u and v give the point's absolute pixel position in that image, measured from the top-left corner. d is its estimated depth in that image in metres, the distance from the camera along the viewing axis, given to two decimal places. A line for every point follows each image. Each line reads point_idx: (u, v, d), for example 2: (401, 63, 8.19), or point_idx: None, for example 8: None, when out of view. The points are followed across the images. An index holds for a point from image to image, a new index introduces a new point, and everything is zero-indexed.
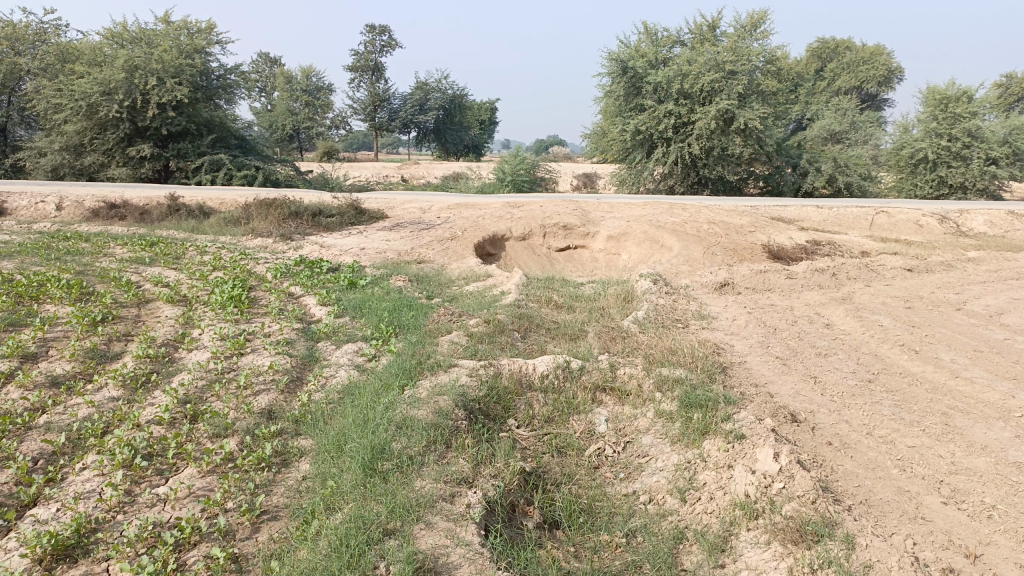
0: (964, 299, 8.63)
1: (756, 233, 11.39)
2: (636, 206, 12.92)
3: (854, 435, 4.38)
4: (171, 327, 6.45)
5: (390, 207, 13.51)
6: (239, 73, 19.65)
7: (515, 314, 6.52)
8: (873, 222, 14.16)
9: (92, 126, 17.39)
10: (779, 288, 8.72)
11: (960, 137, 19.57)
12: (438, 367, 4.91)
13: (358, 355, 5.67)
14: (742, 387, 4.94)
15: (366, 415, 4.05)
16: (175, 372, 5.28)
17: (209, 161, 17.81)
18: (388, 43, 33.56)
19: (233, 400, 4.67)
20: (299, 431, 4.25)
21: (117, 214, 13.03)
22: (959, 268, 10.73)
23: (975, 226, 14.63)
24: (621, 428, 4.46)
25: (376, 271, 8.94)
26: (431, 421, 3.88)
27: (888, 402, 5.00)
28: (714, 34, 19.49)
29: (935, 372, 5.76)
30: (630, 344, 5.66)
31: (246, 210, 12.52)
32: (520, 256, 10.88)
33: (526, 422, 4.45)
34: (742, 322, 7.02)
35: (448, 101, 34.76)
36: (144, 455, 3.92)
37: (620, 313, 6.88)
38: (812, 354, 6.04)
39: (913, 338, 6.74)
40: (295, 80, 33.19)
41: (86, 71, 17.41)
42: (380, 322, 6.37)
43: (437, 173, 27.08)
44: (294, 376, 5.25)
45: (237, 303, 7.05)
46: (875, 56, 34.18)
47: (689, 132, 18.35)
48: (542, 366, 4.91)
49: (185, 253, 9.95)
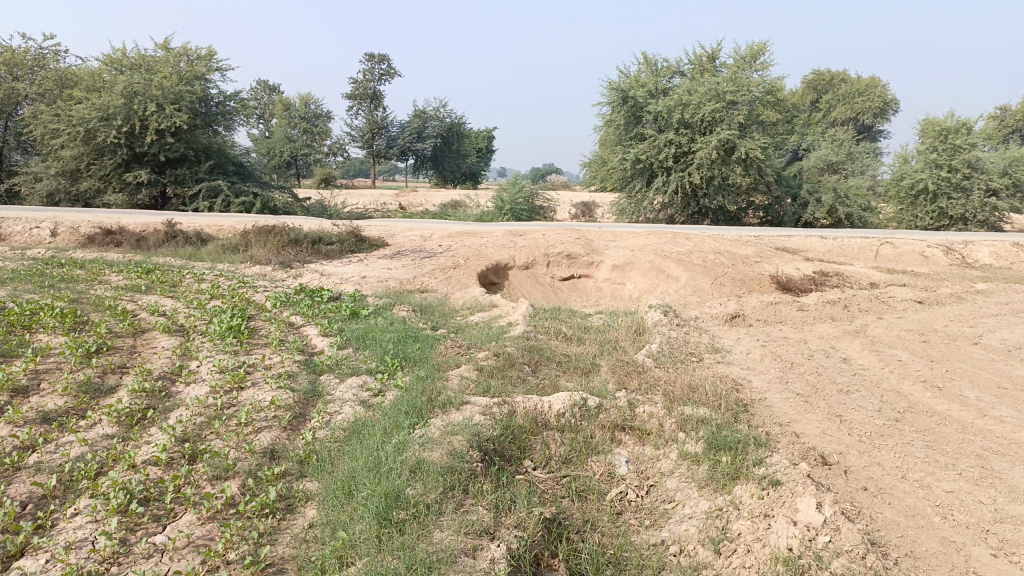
0: (980, 333, 8.45)
1: (763, 264, 11.23)
2: (640, 235, 12.76)
3: (889, 479, 4.16)
4: (168, 359, 6.22)
5: (391, 235, 13.33)
6: (238, 100, 19.58)
7: (524, 347, 6.31)
8: (878, 253, 14.02)
9: (90, 151, 17.25)
10: (791, 321, 8.54)
11: (960, 168, 19.54)
12: (450, 405, 4.68)
13: (363, 389, 5.44)
14: (768, 426, 4.73)
15: (377, 457, 3.82)
16: (173, 408, 5.05)
17: (207, 187, 17.69)
18: (387, 71, 33.67)
19: (234, 436, 4.44)
20: (305, 472, 4.02)
21: (113, 240, 12.83)
22: (970, 300, 10.58)
23: (980, 257, 14.50)
24: (643, 470, 4.24)
25: (378, 300, 8.74)
26: (447, 464, 3.66)
27: (919, 443, 4.78)
28: (714, 65, 19.54)
29: (961, 410, 5.55)
30: (648, 379, 5.45)
31: (245, 237, 12.34)
32: (524, 286, 10.68)
33: (543, 463, 4.23)
34: (757, 356, 6.82)
35: (446, 129, 34.84)
36: (140, 499, 3.68)
37: (633, 346, 6.67)
38: (834, 391, 5.83)
39: (934, 374, 6.55)
40: (293, 106, 33.21)
41: (85, 97, 17.30)
42: (385, 355, 6.16)
43: (435, 200, 27.02)
44: (297, 413, 5.02)
45: (237, 334, 6.83)
46: (870, 88, 34.34)
47: (689, 162, 18.26)
48: (558, 404, 4.69)
49: (182, 280, 9.74)
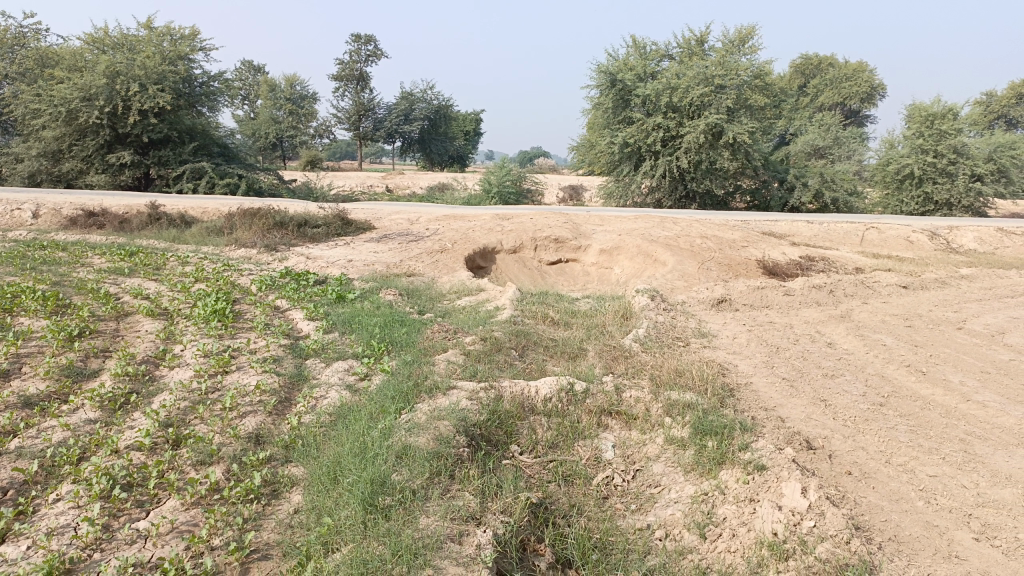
0: (964, 318, 8.51)
1: (749, 248, 11.26)
2: (627, 219, 12.74)
3: (874, 463, 4.19)
4: (151, 343, 6.17)
5: (377, 218, 13.25)
6: (223, 80, 19.36)
7: (511, 331, 6.29)
8: (863, 238, 14.09)
9: (71, 132, 17.03)
10: (777, 305, 8.57)
11: (946, 153, 19.62)
12: (436, 390, 4.65)
13: (349, 374, 5.41)
14: (753, 411, 4.74)
15: (362, 442, 3.79)
16: (156, 393, 5.01)
17: (191, 169, 17.51)
18: (374, 52, 33.37)
19: (218, 422, 4.41)
20: (290, 457, 4.00)
21: (95, 222, 12.67)
22: (954, 285, 10.65)
23: (965, 242, 14.59)
24: (629, 454, 4.25)
25: (365, 284, 8.70)
26: (432, 448, 3.64)
27: (903, 427, 4.81)
28: (702, 48, 19.48)
29: (945, 395, 5.59)
30: (635, 364, 5.46)
31: (230, 220, 12.23)
32: (511, 270, 10.66)
33: (530, 448, 4.23)
34: (743, 341, 6.83)
35: (433, 111, 34.64)
36: (123, 485, 3.65)
37: (620, 331, 6.66)
38: (819, 375, 5.85)
39: (918, 359, 6.59)
40: (279, 88, 32.86)
41: (66, 76, 17.05)
42: (371, 339, 6.12)
43: (422, 183, 26.89)
44: (282, 397, 4.98)
45: (221, 317, 6.78)
46: (857, 73, 34.38)
47: (677, 146, 18.23)
48: (545, 389, 4.68)
49: (166, 263, 9.65)
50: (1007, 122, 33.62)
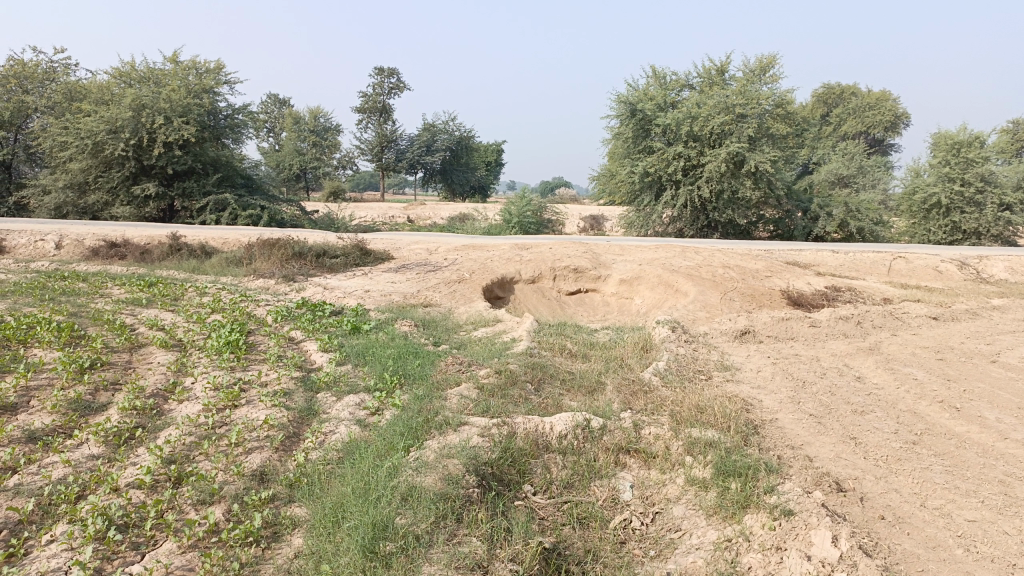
0: (997, 351, 8.21)
1: (773, 279, 11.02)
2: (648, 249, 12.56)
3: (907, 507, 3.96)
4: (162, 375, 6.08)
5: (396, 248, 13.19)
6: (247, 113, 19.56)
7: (527, 363, 6.13)
8: (890, 268, 13.79)
9: (97, 164, 17.25)
10: (803, 337, 8.33)
11: (973, 182, 19.30)
12: (447, 426, 4.48)
13: (360, 408, 5.27)
14: (779, 449, 4.53)
15: (367, 482, 3.64)
16: (163, 427, 4.90)
17: (214, 201, 17.65)
18: (397, 85, 33.70)
19: (223, 457, 4.28)
20: (294, 496, 3.86)
21: (117, 252, 12.74)
22: (985, 316, 10.34)
23: (995, 272, 14.25)
24: (648, 495, 4.05)
25: (381, 314, 8.59)
26: (439, 490, 3.49)
27: (938, 468, 4.57)
28: (723, 78, 19.42)
29: (981, 432, 5.33)
30: (654, 399, 5.26)
31: (249, 250, 12.22)
32: (530, 300, 10.52)
33: (544, 488, 4.05)
34: (768, 374, 6.61)
35: (455, 142, 34.83)
36: (119, 526, 3.53)
37: (640, 364, 6.47)
38: (848, 412, 5.61)
39: (952, 394, 6.33)
40: (303, 120, 33.23)
41: (93, 110, 17.31)
42: (384, 371, 5.98)
43: (443, 214, 26.94)
44: (290, 432, 4.85)
45: (234, 349, 6.68)
46: (881, 102, 34.17)
47: (699, 175, 18.08)
48: (560, 425, 4.50)
49: (183, 294, 9.63)
50: None
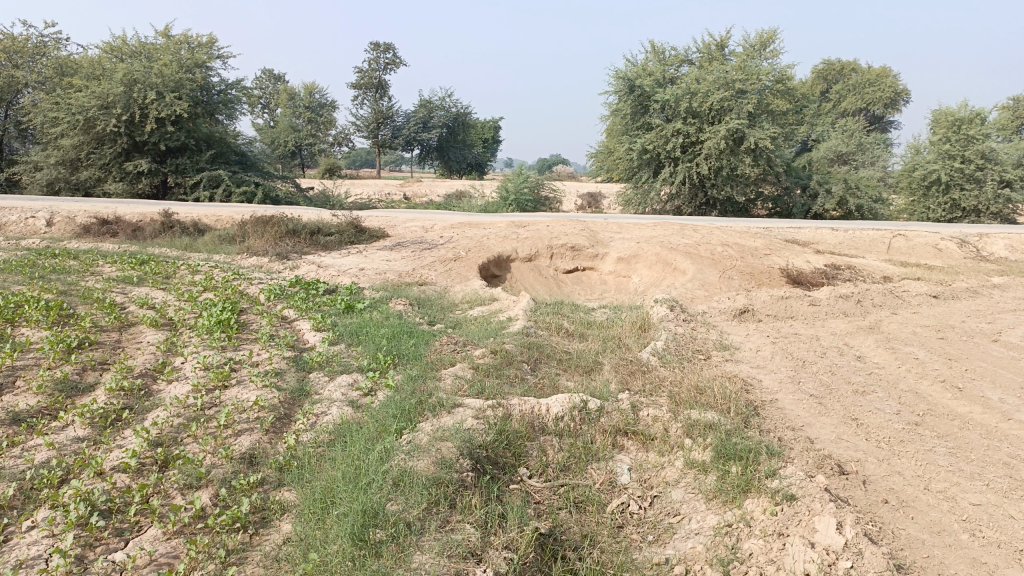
0: (999, 329, 8.12)
1: (772, 256, 10.91)
2: (646, 226, 12.42)
3: (911, 490, 3.88)
4: (152, 355, 5.97)
5: (391, 225, 13.03)
6: (241, 88, 19.28)
7: (523, 343, 6.02)
8: (890, 246, 13.67)
9: (90, 140, 17.04)
10: (802, 316, 8.23)
11: (974, 159, 19.14)
12: (441, 408, 4.36)
13: (353, 389, 5.17)
14: (779, 431, 4.44)
15: (357, 467, 3.55)
16: (151, 409, 4.80)
17: (208, 177, 17.44)
18: (393, 60, 33.34)
19: (211, 440, 4.19)
20: (283, 480, 3.77)
21: (109, 230, 12.59)
22: (986, 295, 10.24)
23: (996, 250, 14.14)
24: (647, 479, 3.96)
25: (375, 293, 8.47)
26: (431, 474, 3.39)
27: (941, 450, 4.48)
28: (723, 53, 19.15)
29: (984, 413, 5.24)
30: (652, 380, 5.16)
31: (242, 228, 12.07)
32: (527, 279, 10.40)
33: (540, 471, 3.97)
34: (767, 354, 6.52)
35: (451, 118, 34.54)
36: (102, 511, 3.46)
37: (638, 343, 6.35)
38: (850, 392, 5.52)
39: (954, 374, 6.23)
40: (298, 96, 32.88)
41: (84, 85, 17.06)
42: (377, 351, 5.87)
43: (440, 191, 26.78)
44: (281, 414, 4.74)
45: (225, 328, 6.56)
46: (881, 78, 33.90)
47: (697, 152, 17.89)
48: (557, 407, 4.39)
49: (176, 272, 9.49)
50: None
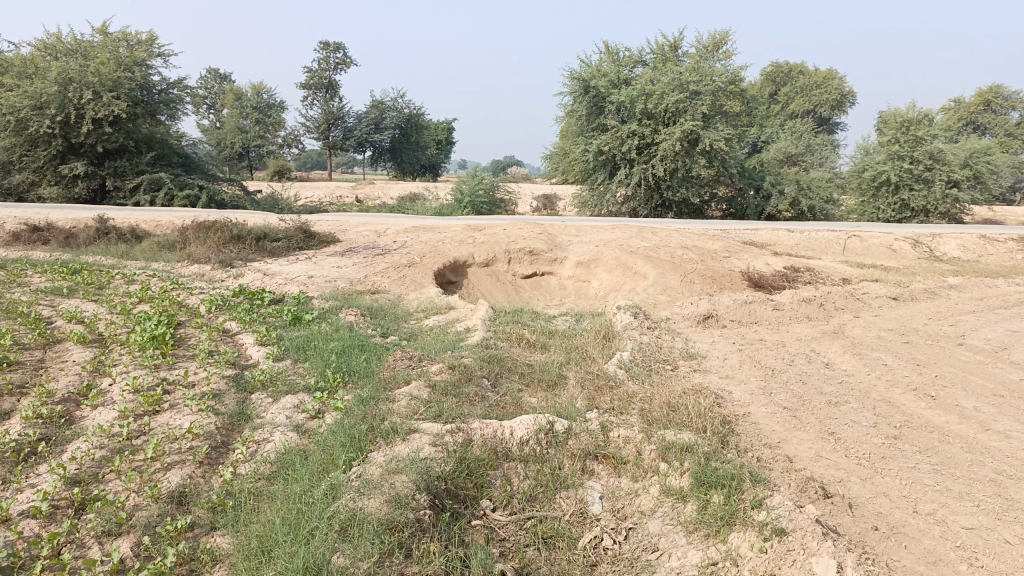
0: (963, 332, 8.03)
1: (732, 259, 10.75)
2: (604, 229, 12.16)
3: (900, 514, 3.64)
4: (77, 376, 5.47)
5: (342, 230, 12.56)
6: (183, 87, 18.49)
7: (482, 356, 5.66)
8: (846, 247, 13.65)
9: (23, 142, 16.19)
10: (767, 321, 8.03)
11: (922, 160, 19.35)
12: (395, 434, 3.97)
13: (299, 411, 4.75)
14: (757, 450, 4.18)
15: (300, 508, 3.18)
16: (71, 440, 4.34)
17: (149, 180, 16.68)
18: (343, 60, 32.69)
19: (135, 476, 3.77)
20: (217, 522, 3.39)
21: (40, 237, 11.87)
22: (944, 296, 10.23)
23: (948, 250, 14.25)
24: (620, 508, 3.65)
25: (325, 302, 8.03)
26: (384, 517, 3.05)
27: (925, 466, 4.27)
28: (676, 55, 19.06)
29: (961, 424, 5.07)
30: (621, 395, 4.86)
31: (183, 233, 11.48)
32: (484, 285, 10.06)
33: (504, 503, 3.65)
34: (735, 362, 6.27)
35: (404, 120, 33.99)
36: (4, 568, 3.04)
37: (602, 355, 6.05)
38: (823, 404, 5.29)
39: (925, 381, 6.07)
40: (245, 96, 31.99)
41: (16, 84, 16.20)
42: (326, 368, 5.46)
43: (393, 193, 26.30)
44: (218, 442, 4.32)
45: (159, 344, 6.08)
46: (828, 80, 34.35)
47: (653, 153, 17.74)
48: (521, 430, 4.04)
49: (110, 282, 8.91)
50: (976, 129, 33.83)
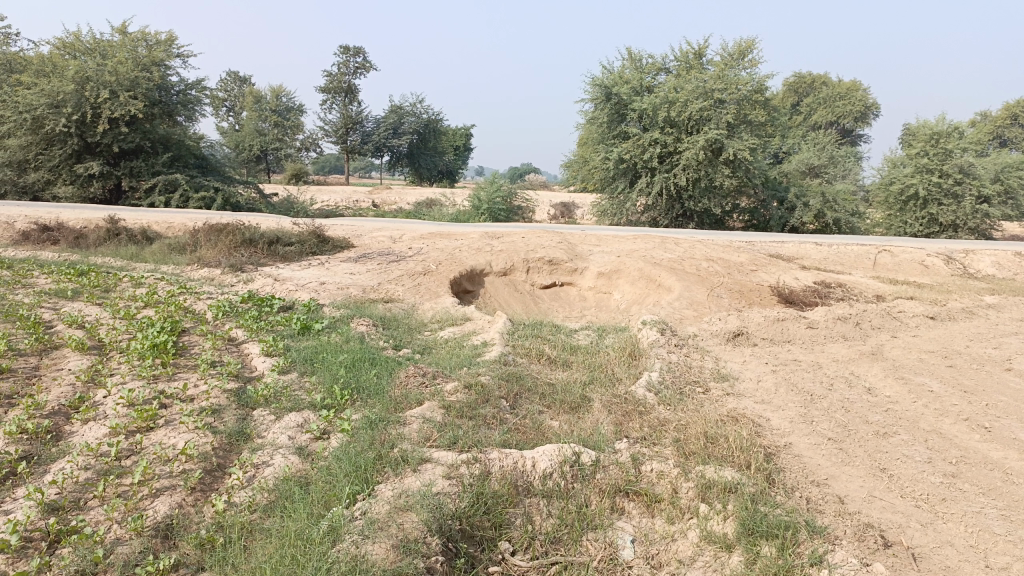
0: (1008, 355, 7.57)
1: (760, 273, 10.31)
2: (626, 239, 11.76)
3: (970, 569, 3.22)
4: (69, 387, 5.13)
5: (357, 235, 12.22)
6: (201, 88, 18.25)
7: (500, 375, 5.28)
8: (876, 261, 13.16)
9: (38, 141, 16.01)
10: (800, 340, 7.61)
11: (952, 173, 18.78)
12: (405, 465, 3.59)
13: (302, 432, 4.39)
14: (804, 489, 3.78)
15: (295, 553, 2.83)
16: (55, 461, 3.99)
17: (164, 181, 16.45)
18: (362, 65, 32.48)
19: (119, 505, 3.41)
20: (204, 563, 3.03)
21: (49, 236, 11.60)
22: (982, 316, 9.75)
23: (982, 267, 13.73)
24: (655, 554, 3.25)
25: (335, 311, 7.67)
26: (389, 568, 2.70)
27: (992, 512, 3.84)
28: (701, 62, 18.63)
29: (1022, 461, 4.65)
30: (652, 423, 4.46)
31: (194, 236, 11.18)
32: (501, 295, 9.69)
33: (525, 546, 3.26)
34: (770, 386, 5.84)
35: (422, 125, 33.75)
36: None
37: (629, 375, 5.65)
38: (870, 435, 4.86)
39: (975, 410, 5.63)
40: (264, 99, 31.86)
41: (33, 81, 16.01)
42: (333, 384, 5.09)
43: (410, 198, 26.03)
44: (212, 466, 3.95)
45: (160, 352, 5.72)
46: (851, 92, 33.70)
47: (675, 163, 17.34)
48: (544, 462, 3.66)
49: (117, 284, 8.60)
50: (1002, 143, 33.10)
